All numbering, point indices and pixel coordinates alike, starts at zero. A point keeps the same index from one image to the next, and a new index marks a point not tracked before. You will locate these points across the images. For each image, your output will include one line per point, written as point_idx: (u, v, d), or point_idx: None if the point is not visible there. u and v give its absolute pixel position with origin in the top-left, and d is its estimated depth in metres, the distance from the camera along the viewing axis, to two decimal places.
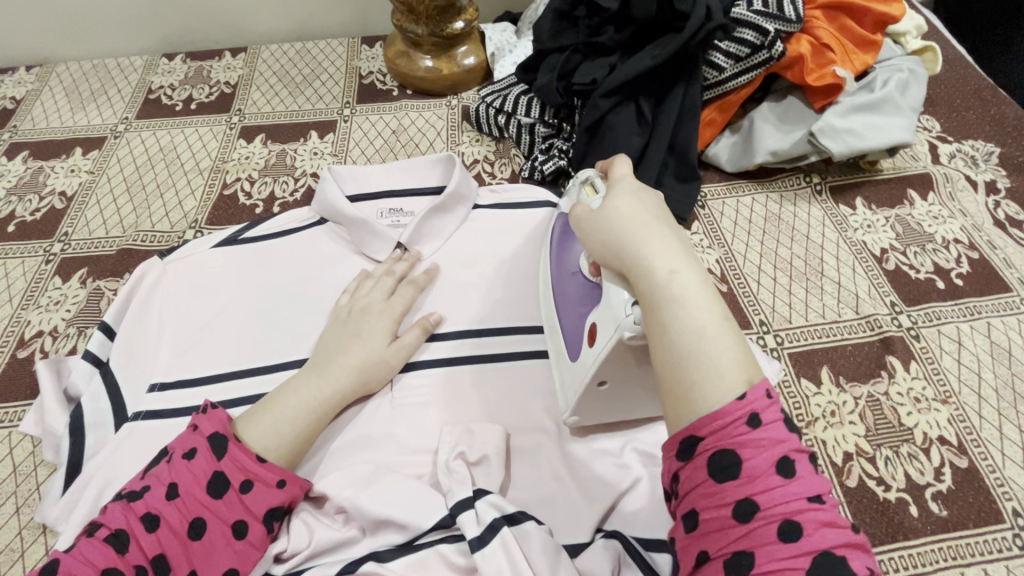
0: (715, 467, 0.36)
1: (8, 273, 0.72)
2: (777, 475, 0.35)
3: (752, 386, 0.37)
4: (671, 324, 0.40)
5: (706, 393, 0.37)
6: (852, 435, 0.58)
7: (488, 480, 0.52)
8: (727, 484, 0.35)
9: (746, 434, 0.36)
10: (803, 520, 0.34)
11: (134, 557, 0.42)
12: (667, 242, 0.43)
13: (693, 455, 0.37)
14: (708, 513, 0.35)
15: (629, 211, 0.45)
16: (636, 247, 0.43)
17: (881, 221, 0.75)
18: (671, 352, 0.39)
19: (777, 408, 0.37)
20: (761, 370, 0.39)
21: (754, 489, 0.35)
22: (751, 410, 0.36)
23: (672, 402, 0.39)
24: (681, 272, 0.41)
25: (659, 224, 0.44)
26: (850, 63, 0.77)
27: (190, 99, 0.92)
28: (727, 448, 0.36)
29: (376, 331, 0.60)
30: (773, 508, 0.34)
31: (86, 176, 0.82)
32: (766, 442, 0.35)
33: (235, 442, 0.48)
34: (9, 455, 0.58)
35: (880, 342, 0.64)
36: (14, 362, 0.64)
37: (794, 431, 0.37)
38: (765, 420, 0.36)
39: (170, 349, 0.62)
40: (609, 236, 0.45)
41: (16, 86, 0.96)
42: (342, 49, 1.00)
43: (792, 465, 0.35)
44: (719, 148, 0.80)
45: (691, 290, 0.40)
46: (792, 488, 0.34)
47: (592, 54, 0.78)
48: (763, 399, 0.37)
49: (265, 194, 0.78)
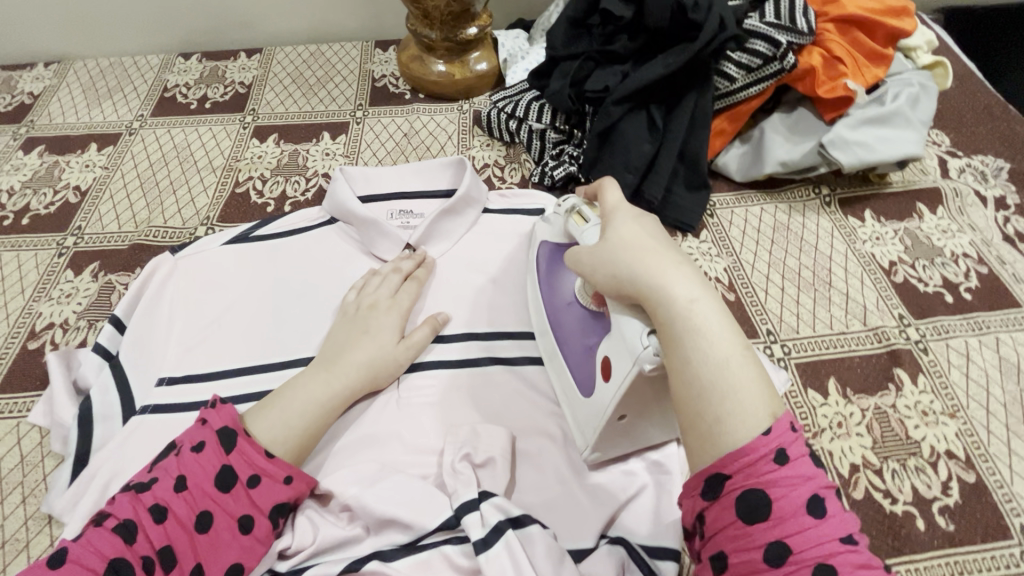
0: (744, 508, 0.36)
1: (21, 265, 0.72)
2: (808, 515, 0.35)
3: (777, 420, 0.38)
4: (693, 355, 0.40)
5: (732, 425, 0.38)
6: (858, 447, 0.57)
7: (494, 482, 0.51)
8: (756, 525, 0.35)
9: (775, 473, 0.36)
10: (838, 562, 0.33)
11: (141, 548, 0.42)
12: (683, 271, 0.44)
13: (721, 495, 0.37)
14: (738, 555, 0.35)
15: (639, 241, 0.46)
16: (652, 277, 0.43)
17: (889, 234, 0.75)
18: (695, 383, 0.40)
19: (803, 443, 0.37)
20: (781, 402, 0.39)
21: (785, 531, 0.35)
22: (779, 444, 0.36)
23: (697, 436, 0.39)
24: (698, 302, 0.42)
25: (673, 255, 0.45)
26: (861, 76, 0.77)
27: (205, 98, 0.93)
28: (757, 488, 0.36)
29: (384, 328, 0.60)
30: (806, 551, 0.34)
31: (101, 171, 0.83)
32: (794, 480, 0.35)
33: (244, 436, 0.48)
34: (16, 446, 0.58)
35: (887, 354, 0.64)
36: (25, 353, 0.65)
37: (820, 466, 0.37)
38: (792, 458, 0.36)
39: (180, 345, 0.62)
40: (621, 266, 0.45)
41: (35, 81, 0.98)
42: (356, 52, 1.01)
43: (821, 503, 0.35)
44: (729, 157, 0.80)
45: (711, 321, 0.41)
46: (824, 529, 0.34)
47: (604, 62, 0.78)
48: (789, 434, 0.37)
49: (276, 194, 0.79)
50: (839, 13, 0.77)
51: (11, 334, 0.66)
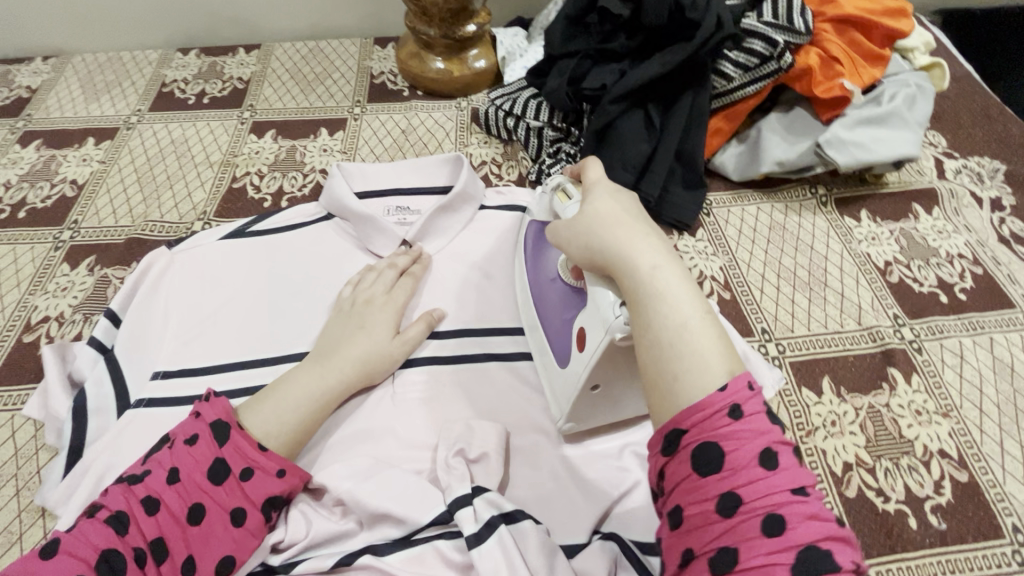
0: (698, 460, 0.35)
1: (17, 258, 0.72)
2: (760, 467, 0.34)
3: (734, 377, 0.37)
4: (654, 318, 0.41)
5: (688, 384, 0.38)
6: (851, 445, 0.58)
7: (488, 478, 0.52)
8: (710, 478, 0.35)
9: (729, 426, 0.35)
10: (787, 513, 0.33)
11: (133, 539, 0.42)
12: (650, 241, 0.45)
13: (677, 449, 0.36)
14: (692, 508, 0.35)
15: (610, 213, 0.47)
16: (620, 246, 0.45)
17: (886, 234, 0.75)
18: (655, 345, 0.40)
19: (760, 400, 0.37)
20: (742, 363, 0.39)
21: (736, 483, 0.34)
22: (733, 401, 0.36)
23: (656, 395, 0.39)
24: (662, 268, 0.43)
25: (642, 226, 0.46)
26: (858, 76, 0.77)
27: (203, 93, 0.93)
28: (710, 440, 0.35)
29: (379, 323, 0.60)
30: (756, 501, 0.33)
31: (98, 165, 0.83)
32: (747, 433, 0.35)
33: (237, 429, 0.48)
34: (11, 438, 0.58)
35: (882, 354, 0.64)
36: (20, 346, 0.65)
37: (777, 423, 0.36)
38: (747, 412, 0.36)
39: (175, 338, 0.62)
40: (592, 237, 0.47)
41: (32, 75, 0.98)
42: (355, 49, 1.01)
43: (775, 456, 0.34)
44: (726, 157, 0.80)
45: (674, 286, 0.42)
46: (776, 481, 0.34)
47: (602, 60, 0.78)
48: (745, 391, 0.36)
49: (274, 189, 0.79)
50: (836, 13, 0.78)
51: (7, 327, 0.66)
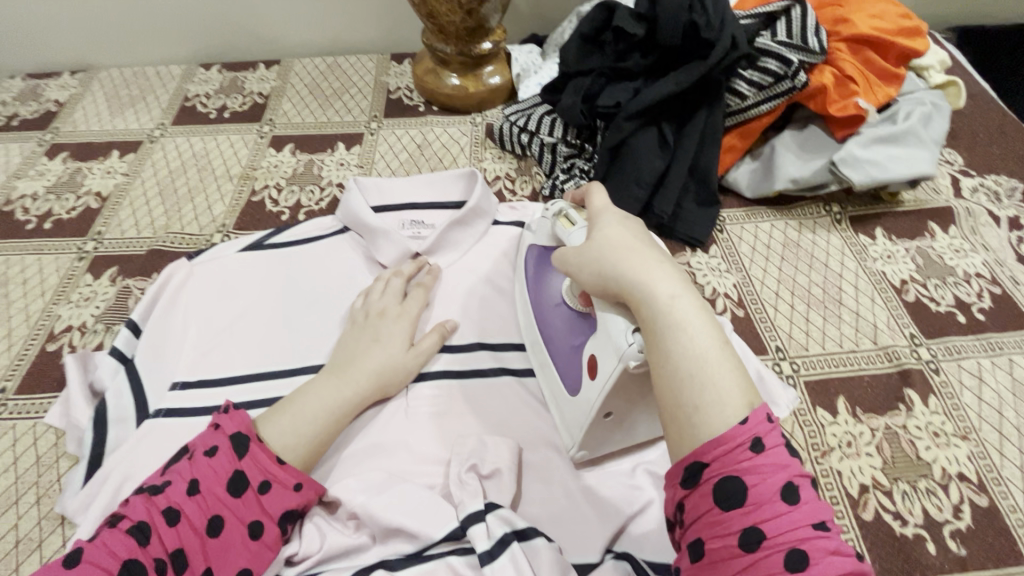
0: (720, 494, 0.35)
1: (42, 268, 0.74)
2: (782, 502, 0.34)
3: (753, 411, 0.37)
4: (672, 348, 0.40)
5: (709, 417, 0.38)
6: (868, 467, 0.57)
7: (500, 494, 0.52)
8: (733, 512, 0.34)
9: (751, 460, 0.35)
10: (811, 548, 0.33)
11: (155, 550, 0.42)
12: (665, 268, 0.44)
13: (698, 483, 0.36)
14: (714, 543, 0.35)
15: (623, 239, 0.47)
16: (635, 273, 0.44)
17: (901, 253, 0.75)
18: (673, 376, 0.40)
19: (778, 433, 0.37)
20: (760, 395, 0.39)
21: (760, 517, 0.34)
22: (754, 434, 0.36)
23: (675, 428, 0.39)
24: (679, 297, 0.42)
25: (655, 253, 0.46)
26: (873, 95, 0.78)
27: (224, 107, 0.96)
28: (732, 474, 0.35)
29: (393, 336, 0.61)
30: (780, 537, 0.33)
31: (122, 177, 0.85)
32: (769, 466, 0.35)
33: (256, 442, 0.49)
34: (32, 446, 0.59)
35: (898, 374, 0.63)
36: (43, 355, 0.66)
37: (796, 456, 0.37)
38: (768, 445, 0.36)
39: (194, 349, 0.63)
40: (606, 264, 0.46)
41: (60, 90, 1.01)
42: (372, 65, 1.03)
43: (796, 491, 0.35)
44: (739, 173, 0.80)
45: (691, 316, 0.41)
46: (798, 515, 0.34)
47: (616, 78, 0.79)
48: (764, 424, 0.37)
49: (292, 203, 0.80)
50: (851, 32, 0.78)
51: (31, 336, 0.68)
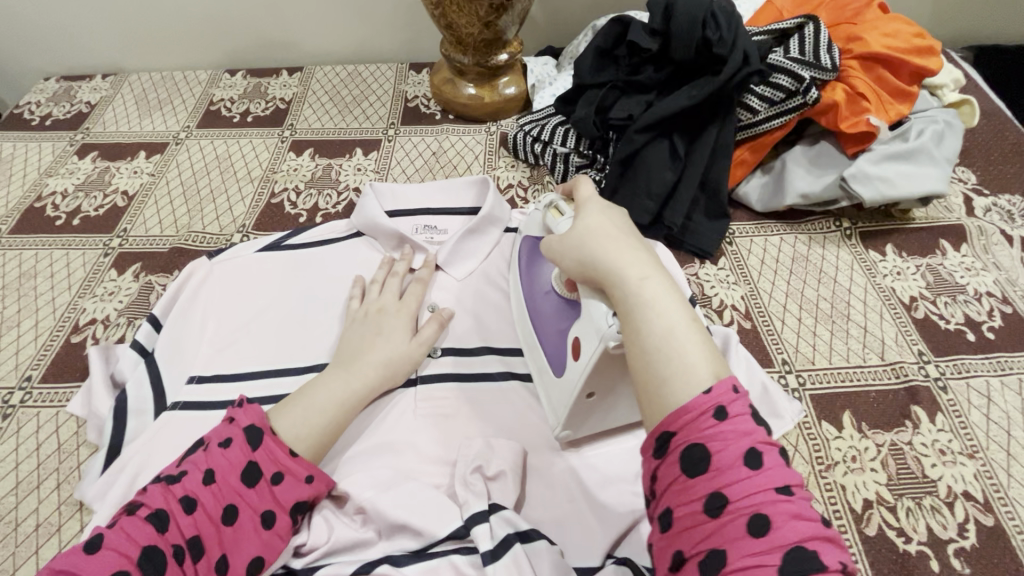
0: (685, 462, 0.36)
1: (69, 262, 0.77)
2: (744, 467, 0.35)
3: (719, 382, 0.38)
4: (642, 325, 0.42)
5: (676, 388, 0.39)
6: (872, 482, 0.57)
7: (505, 495, 0.52)
8: (698, 478, 0.35)
9: (714, 427, 0.36)
10: (772, 512, 0.33)
11: (173, 536, 0.44)
12: (637, 252, 0.46)
13: (667, 452, 0.37)
14: (681, 510, 0.35)
15: (599, 225, 0.49)
16: (608, 257, 0.46)
17: (911, 270, 0.75)
18: (644, 352, 0.41)
19: (744, 402, 0.37)
20: (727, 369, 0.40)
21: (722, 482, 0.35)
22: (718, 403, 0.37)
23: (647, 402, 0.40)
24: (649, 278, 0.44)
25: (629, 239, 0.47)
26: (885, 112, 0.78)
27: (247, 112, 0.99)
28: (697, 442, 0.36)
29: (396, 329, 0.63)
30: (741, 501, 0.34)
31: (148, 177, 0.88)
32: (732, 433, 0.36)
33: (270, 435, 0.50)
34: (55, 433, 0.61)
35: (905, 391, 0.63)
36: (67, 346, 0.68)
37: (763, 425, 0.37)
38: (732, 414, 0.36)
39: (211, 345, 0.65)
40: (584, 249, 0.48)
41: (92, 92, 1.04)
42: (391, 73, 1.06)
43: (759, 457, 0.35)
44: (750, 187, 0.81)
45: (660, 295, 0.43)
46: (760, 480, 0.34)
47: (629, 91, 0.80)
48: (729, 393, 0.37)
49: (309, 206, 0.83)
50: (864, 50, 0.78)
51: (57, 327, 0.70)
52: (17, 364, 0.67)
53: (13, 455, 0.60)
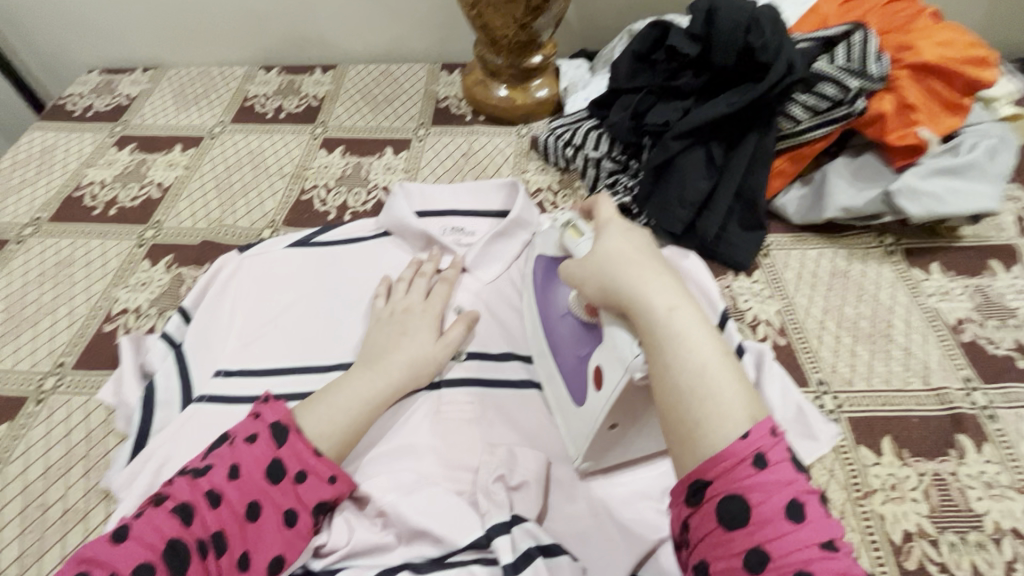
0: (723, 515, 0.34)
1: (104, 252, 0.78)
2: (787, 521, 0.33)
3: (756, 425, 0.36)
4: (672, 361, 0.40)
5: (710, 432, 0.37)
6: (913, 513, 0.54)
7: (527, 507, 0.51)
8: (737, 532, 0.34)
9: (753, 477, 0.34)
10: (818, 570, 0.32)
11: (197, 530, 0.43)
12: (663, 279, 0.44)
13: (703, 501, 0.36)
14: (719, 564, 0.34)
15: (623, 249, 0.47)
16: (633, 285, 0.44)
17: (957, 290, 0.71)
18: (674, 390, 0.39)
19: (783, 447, 0.36)
20: (764, 409, 0.38)
21: (764, 537, 0.33)
22: (757, 449, 0.35)
23: (679, 443, 0.38)
24: (678, 308, 0.41)
25: (655, 263, 0.45)
26: (935, 125, 0.75)
27: (281, 109, 1.00)
28: (735, 492, 0.35)
29: (421, 329, 0.63)
30: (785, 559, 0.32)
31: (182, 170, 0.89)
32: (772, 484, 0.34)
33: (295, 432, 0.50)
34: (85, 420, 0.62)
35: (950, 418, 0.60)
36: (100, 334, 0.69)
37: (803, 472, 0.35)
38: (772, 462, 0.35)
39: (239, 340, 0.65)
40: (606, 277, 0.46)
41: (132, 85, 1.07)
42: (422, 73, 1.06)
43: (801, 508, 0.34)
44: (788, 199, 0.78)
45: (690, 327, 0.40)
46: (803, 534, 0.33)
47: (666, 97, 0.78)
48: (768, 438, 0.36)
49: (339, 203, 0.83)
50: (915, 59, 0.74)
51: (90, 316, 0.71)
52: (51, 350, 0.68)
53: (45, 440, 0.61)
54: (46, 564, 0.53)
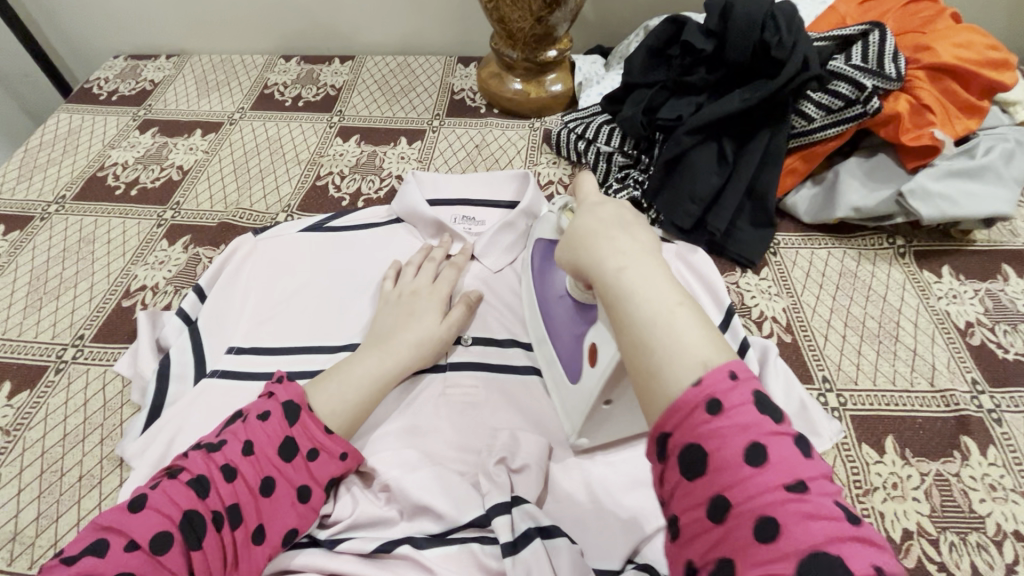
0: (684, 465, 0.32)
1: (124, 230, 0.80)
2: (746, 465, 0.31)
3: (710, 370, 0.34)
4: (627, 318, 0.38)
5: (664, 383, 0.35)
6: (913, 512, 0.54)
7: (527, 490, 0.52)
8: (698, 482, 0.32)
9: (709, 424, 0.32)
10: (782, 514, 0.29)
11: (213, 503, 0.45)
12: (615, 238, 0.41)
13: (667, 455, 0.34)
14: (686, 516, 0.32)
15: (580, 219, 0.45)
16: (586, 252, 0.42)
17: (968, 293, 0.71)
18: (630, 348, 0.37)
19: (744, 389, 0.33)
20: (728, 355, 0.35)
21: (724, 484, 0.31)
22: (711, 394, 0.33)
23: (641, 401, 0.36)
24: (627, 265, 0.39)
25: (609, 225, 0.43)
26: (950, 127, 0.74)
27: (299, 97, 1.01)
28: (692, 442, 0.32)
29: (426, 310, 0.64)
30: (746, 504, 0.30)
31: (202, 154, 0.91)
32: (730, 429, 0.32)
33: (307, 412, 0.51)
34: (101, 391, 0.64)
35: (955, 420, 0.60)
36: (118, 309, 0.71)
37: (767, 414, 0.32)
38: (728, 405, 0.32)
39: (251, 319, 0.67)
40: (566, 251, 0.45)
41: (156, 71, 1.09)
42: (439, 65, 1.07)
43: (763, 451, 0.31)
44: (799, 198, 0.78)
45: (640, 280, 0.38)
46: (766, 478, 0.30)
47: (678, 93, 0.78)
48: (724, 382, 0.33)
49: (352, 190, 0.84)
50: (931, 60, 0.74)
51: (110, 291, 0.73)
52: (71, 322, 0.71)
53: (63, 409, 0.63)
54: (62, 527, 0.54)
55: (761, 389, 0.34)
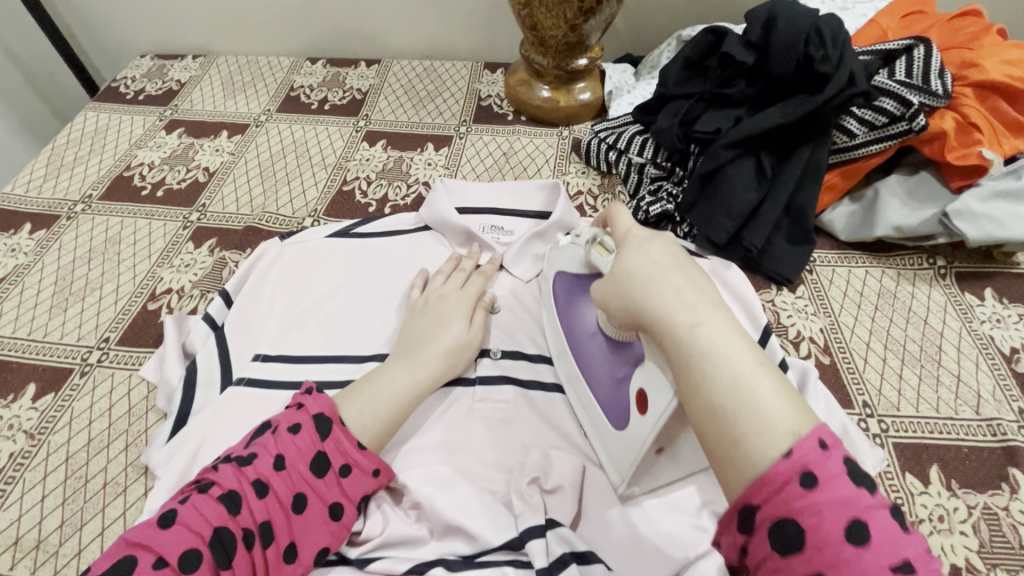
0: (778, 540, 0.33)
1: (151, 232, 0.80)
2: (849, 544, 0.31)
3: (801, 440, 0.34)
4: (705, 379, 0.37)
5: (751, 452, 0.35)
6: (961, 547, 0.52)
7: (562, 512, 0.51)
8: (794, 557, 0.32)
9: (805, 498, 0.32)
10: None
11: (244, 520, 0.44)
12: (684, 291, 0.40)
13: (754, 527, 0.34)
14: None
15: (639, 263, 0.43)
16: (652, 303, 0.41)
17: (1012, 318, 0.68)
18: (708, 411, 0.37)
19: (836, 460, 0.33)
20: (815, 422, 0.35)
21: (823, 563, 0.31)
22: (804, 467, 0.33)
23: (720, 467, 0.36)
24: (701, 322, 0.39)
25: (674, 274, 0.42)
26: (998, 146, 0.71)
27: (325, 100, 1.01)
28: (785, 516, 0.33)
29: (454, 318, 0.62)
30: None
31: (228, 156, 0.91)
32: (828, 504, 0.32)
33: (339, 425, 0.50)
34: (127, 395, 0.63)
35: (1002, 450, 0.58)
36: (144, 312, 0.71)
37: (863, 486, 0.33)
38: (822, 479, 0.33)
39: (277, 327, 0.66)
40: (626, 299, 0.43)
41: (183, 70, 1.09)
42: (466, 71, 1.06)
43: (864, 528, 0.31)
44: (837, 214, 0.77)
45: (718, 340, 0.38)
46: (869, 558, 0.31)
47: (716, 105, 0.77)
48: (816, 454, 0.33)
49: (379, 196, 0.83)
50: (982, 78, 0.72)
51: (135, 294, 0.73)
52: (96, 325, 0.70)
53: (88, 413, 0.62)
54: (86, 535, 0.53)
55: (849, 457, 0.34)
